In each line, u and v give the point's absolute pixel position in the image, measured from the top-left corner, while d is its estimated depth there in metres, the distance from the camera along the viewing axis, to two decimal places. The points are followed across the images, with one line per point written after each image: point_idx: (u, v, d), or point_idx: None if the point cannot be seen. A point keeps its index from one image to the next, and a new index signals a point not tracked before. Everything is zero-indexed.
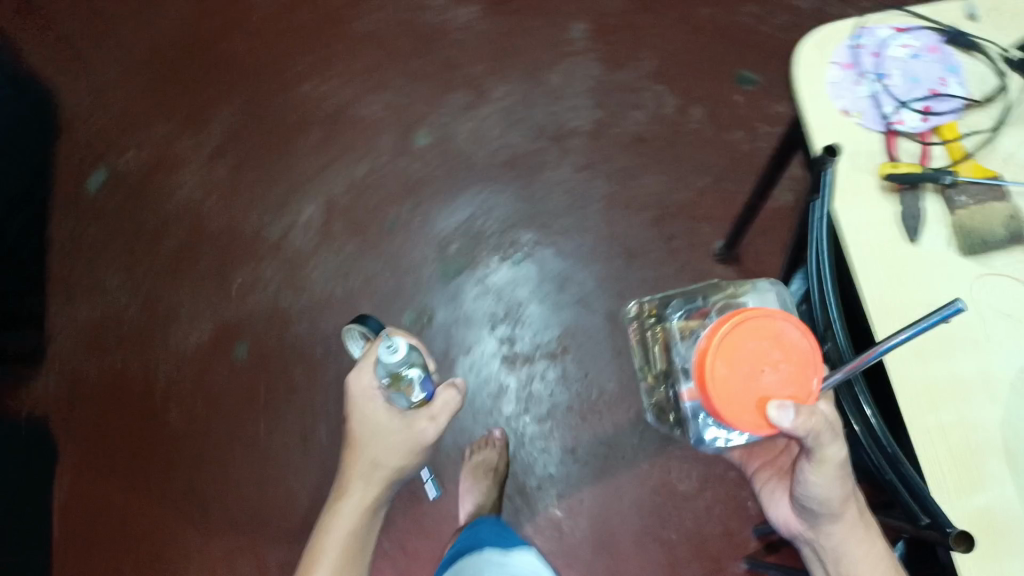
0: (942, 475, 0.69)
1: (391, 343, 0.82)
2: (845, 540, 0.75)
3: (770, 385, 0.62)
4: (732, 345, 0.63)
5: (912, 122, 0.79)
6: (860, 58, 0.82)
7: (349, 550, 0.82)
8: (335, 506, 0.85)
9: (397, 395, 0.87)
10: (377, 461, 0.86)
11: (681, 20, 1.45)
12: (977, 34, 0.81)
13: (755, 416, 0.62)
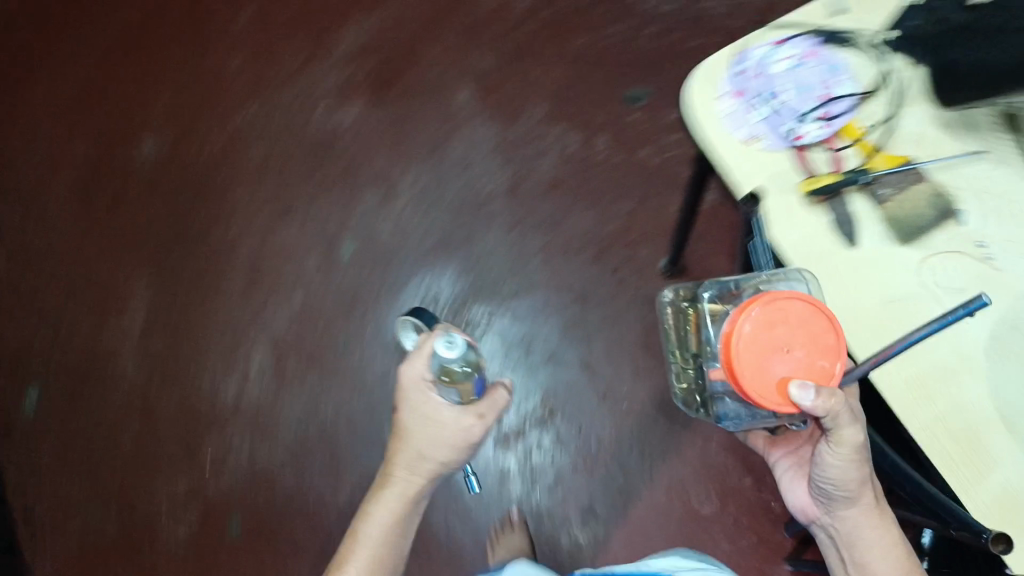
0: (955, 469, 0.70)
1: (450, 338, 0.74)
2: (860, 531, 0.73)
3: (793, 367, 0.64)
4: (758, 325, 0.64)
5: (813, 134, 0.81)
6: (747, 82, 0.83)
7: (377, 550, 0.79)
8: (370, 505, 0.81)
9: (448, 390, 0.79)
10: (421, 456, 0.79)
11: (559, 57, 1.46)
12: (845, 28, 0.84)
13: (777, 396, 0.63)
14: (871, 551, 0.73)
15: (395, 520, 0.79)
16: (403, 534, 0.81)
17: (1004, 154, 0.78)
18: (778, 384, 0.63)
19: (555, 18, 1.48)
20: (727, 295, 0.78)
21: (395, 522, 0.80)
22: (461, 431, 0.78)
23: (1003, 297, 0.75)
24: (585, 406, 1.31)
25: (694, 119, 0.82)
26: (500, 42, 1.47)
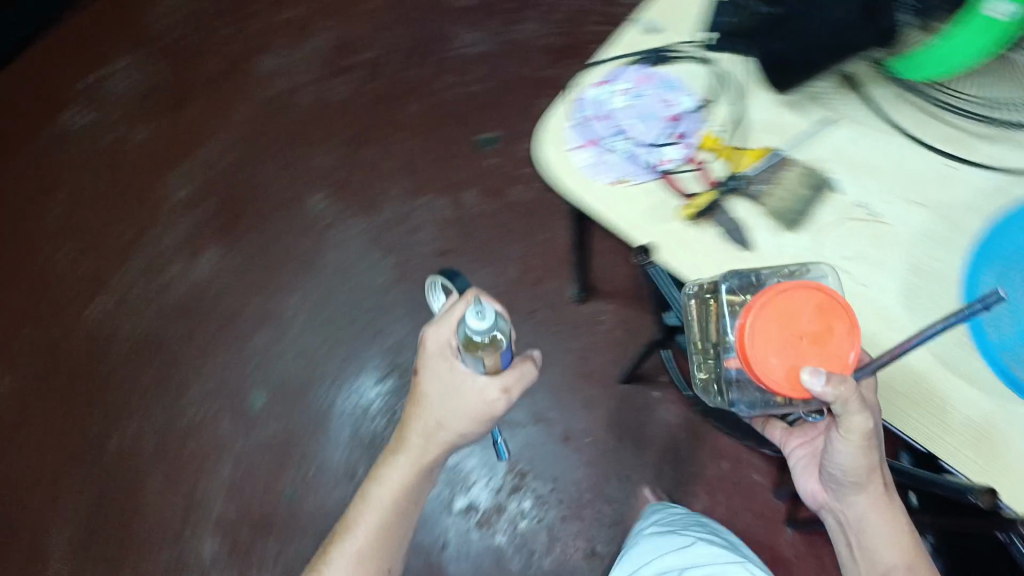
0: (931, 434, 0.71)
1: (479, 309, 0.70)
2: (867, 517, 0.75)
3: (806, 354, 0.64)
4: (768, 315, 0.65)
5: (674, 156, 0.82)
6: (593, 129, 0.83)
7: (381, 519, 0.82)
8: (381, 468, 0.85)
9: (474, 360, 0.78)
10: (440, 428, 0.82)
11: (394, 133, 1.46)
12: (665, 44, 0.85)
13: (787, 380, 0.64)
14: (879, 537, 0.75)
15: (403, 492, 0.83)
16: (407, 520, 0.84)
17: (850, 114, 0.80)
18: (789, 371, 0.64)
19: (377, 98, 1.48)
20: (750, 288, 0.75)
21: (402, 492, 0.83)
22: (477, 405, 0.80)
23: (901, 247, 0.76)
24: (549, 455, 1.29)
25: (559, 180, 0.81)
26: (331, 140, 1.46)
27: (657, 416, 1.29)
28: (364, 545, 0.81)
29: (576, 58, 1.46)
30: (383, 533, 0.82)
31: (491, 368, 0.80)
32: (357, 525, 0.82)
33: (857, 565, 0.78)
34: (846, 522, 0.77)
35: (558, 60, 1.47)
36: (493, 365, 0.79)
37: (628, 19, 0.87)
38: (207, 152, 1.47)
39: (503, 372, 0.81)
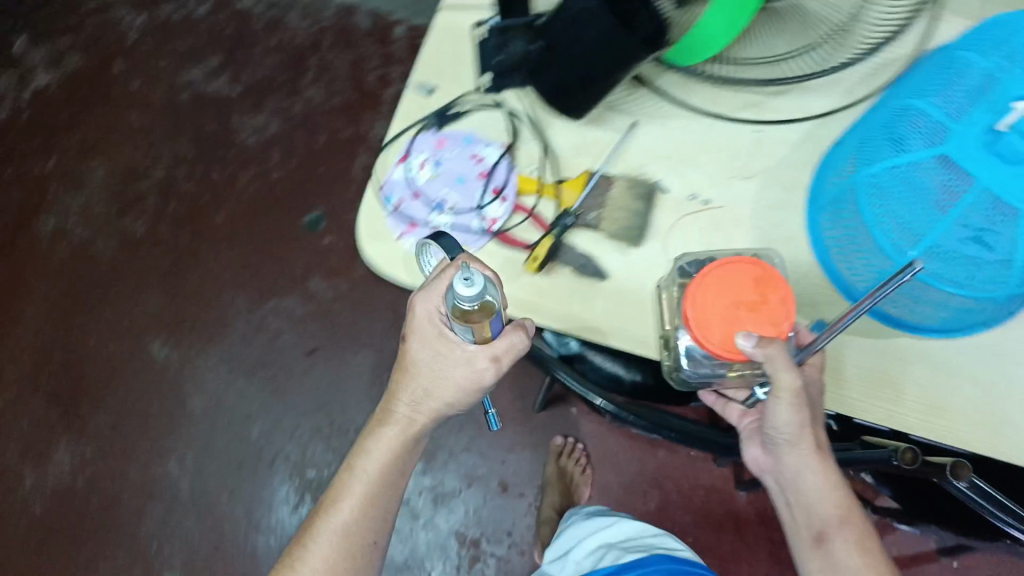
0: (871, 398, 0.71)
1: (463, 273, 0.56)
2: (804, 476, 0.69)
3: (747, 319, 0.64)
4: (715, 285, 0.65)
5: (499, 212, 0.77)
6: (409, 211, 0.77)
7: (365, 492, 0.72)
8: (369, 436, 0.74)
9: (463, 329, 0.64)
10: (428, 397, 0.70)
11: (217, 248, 1.36)
12: (448, 99, 0.80)
13: (723, 341, 0.64)
14: (818, 496, 0.68)
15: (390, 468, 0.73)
16: (393, 495, 0.74)
17: (650, 111, 0.78)
18: (725, 336, 0.64)
19: (184, 219, 1.37)
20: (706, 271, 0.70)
21: (386, 467, 0.73)
22: (471, 372, 0.67)
23: (744, 225, 0.75)
24: (492, 511, 1.25)
25: (394, 277, 0.76)
26: (153, 280, 1.35)
27: (583, 431, 1.27)
28: (347, 523, 0.72)
29: (376, 107, 1.38)
30: (366, 510, 0.72)
31: (482, 338, 0.65)
32: (337, 507, 0.72)
33: (797, 528, 0.71)
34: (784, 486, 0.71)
35: (358, 114, 1.38)
36: (485, 336, 0.65)
37: (407, 84, 0.81)
38: (21, 340, 1.33)
39: (494, 340, 0.66)
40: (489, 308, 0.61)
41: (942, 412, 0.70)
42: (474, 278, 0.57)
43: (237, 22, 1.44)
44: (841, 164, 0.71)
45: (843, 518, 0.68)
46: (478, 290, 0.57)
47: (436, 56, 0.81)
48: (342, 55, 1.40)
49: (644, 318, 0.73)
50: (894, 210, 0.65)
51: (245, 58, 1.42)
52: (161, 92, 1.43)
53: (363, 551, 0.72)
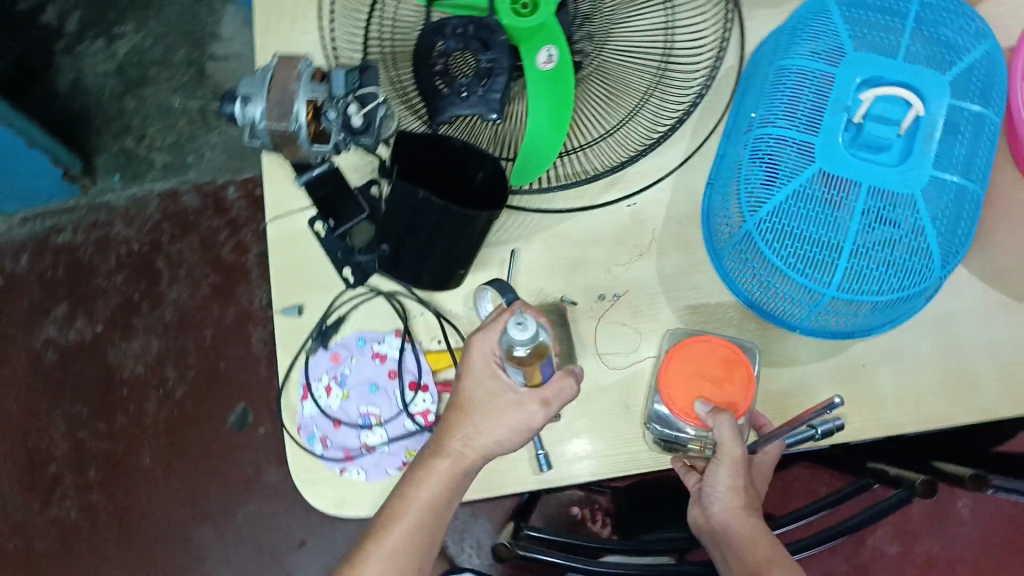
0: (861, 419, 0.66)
1: (520, 319, 0.57)
2: (731, 529, 0.61)
3: (712, 390, 0.63)
4: (695, 349, 0.64)
5: (427, 402, 0.72)
6: (337, 444, 0.71)
7: (417, 516, 0.63)
8: (418, 467, 0.65)
9: (516, 371, 0.62)
10: (478, 434, 0.64)
11: (157, 493, 1.26)
12: (322, 310, 0.74)
13: (682, 403, 0.63)
14: (747, 546, 0.60)
15: (443, 498, 0.63)
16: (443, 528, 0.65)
17: (521, 232, 0.74)
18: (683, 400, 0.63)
19: (110, 479, 1.27)
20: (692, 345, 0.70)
21: (437, 501, 0.64)
22: (519, 415, 0.63)
23: (662, 301, 0.72)
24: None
25: (354, 513, 0.71)
26: (107, 554, 1.25)
27: None
28: (399, 547, 0.63)
29: (246, 279, 1.29)
30: (419, 536, 0.63)
31: (531, 380, 0.63)
32: (389, 527, 0.63)
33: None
34: (717, 543, 0.63)
35: (232, 294, 1.29)
36: (533, 379, 0.63)
37: (273, 310, 0.74)
38: None
39: (541, 384, 0.64)
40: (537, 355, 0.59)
41: (936, 397, 0.66)
42: (529, 322, 0.57)
43: (64, 259, 1.32)
44: (726, 212, 0.68)
45: (774, 562, 0.59)
46: (530, 334, 0.57)
47: (286, 269, 0.74)
48: (187, 242, 1.31)
49: (611, 440, 0.70)
50: (800, 239, 0.63)
51: (90, 291, 1.31)
52: (24, 363, 1.31)
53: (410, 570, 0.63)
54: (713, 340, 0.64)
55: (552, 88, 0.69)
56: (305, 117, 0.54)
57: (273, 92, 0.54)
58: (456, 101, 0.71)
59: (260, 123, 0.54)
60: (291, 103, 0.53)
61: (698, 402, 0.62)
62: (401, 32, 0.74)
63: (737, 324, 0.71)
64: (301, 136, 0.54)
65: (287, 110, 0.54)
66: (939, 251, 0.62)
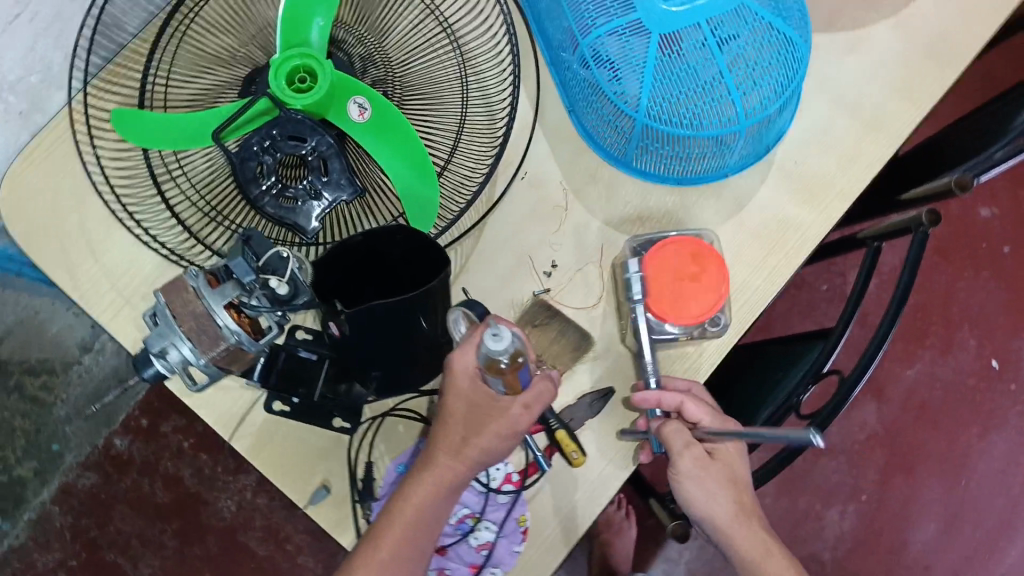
0: (825, 199, 0.71)
1: (495, 330, 0.55)
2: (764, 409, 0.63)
3: (692, 290, 0.60)
4: (682, 251, 0.61)
5: (502, 468, 0.68)
6: (459, 565, 0.68)
7: (432, 510, 0.60)
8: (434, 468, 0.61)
9: (494, 381, 0.59)
10: (491, 416, 0.61)
11: None
12: (343, 472, 0.67)
13: (667, 305, 0.61)
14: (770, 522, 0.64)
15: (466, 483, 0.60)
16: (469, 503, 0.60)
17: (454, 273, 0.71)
18: (664, 301, 0.61)
19: None
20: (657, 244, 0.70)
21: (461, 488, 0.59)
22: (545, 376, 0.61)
23: (604, 228, 0.71)
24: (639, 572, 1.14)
25: None
26: None
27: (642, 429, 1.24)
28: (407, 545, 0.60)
29: (201, 503, 1.17)
30: (415, 541, 0.60)
31: (512, 386, 0.60)
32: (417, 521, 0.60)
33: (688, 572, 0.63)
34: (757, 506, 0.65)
35: (199, 525, 1.16)
36: (510, 384, 0.60)
37: (302, 506, 0.67)
38: None
39: (522, 386, 0.61)
40: (517, 361, 0.57)
41: (870, 140, 0.71)
42: (504, 331, 0.55)
43: None
44: (612, 123, 0.68)
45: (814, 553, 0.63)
46: (506, 342, 0.55)
47: (284, 459, 0.67)
48: (118, 517, 1.16)
49: (669, 367, 0.69)
50: (690, 101, 0.63)
51: None
52: None
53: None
54: (677, 241, 0.61)
55: (384, 134, 0.68)
56: (235, 321, 0.49)
57: (186, 324, 0.49)
58: (312, 206, 0.68)
59: (196, 359, 0.49)
60: (211, 321, 0.48)
61: (683, 303, 0.60)
62: (204, 183, 0.70)
63: (682, 203, 0.72)
64: (245, 340, 0.49)
65: (211, 328, 0.49)
66: (796, 31, 0.65)
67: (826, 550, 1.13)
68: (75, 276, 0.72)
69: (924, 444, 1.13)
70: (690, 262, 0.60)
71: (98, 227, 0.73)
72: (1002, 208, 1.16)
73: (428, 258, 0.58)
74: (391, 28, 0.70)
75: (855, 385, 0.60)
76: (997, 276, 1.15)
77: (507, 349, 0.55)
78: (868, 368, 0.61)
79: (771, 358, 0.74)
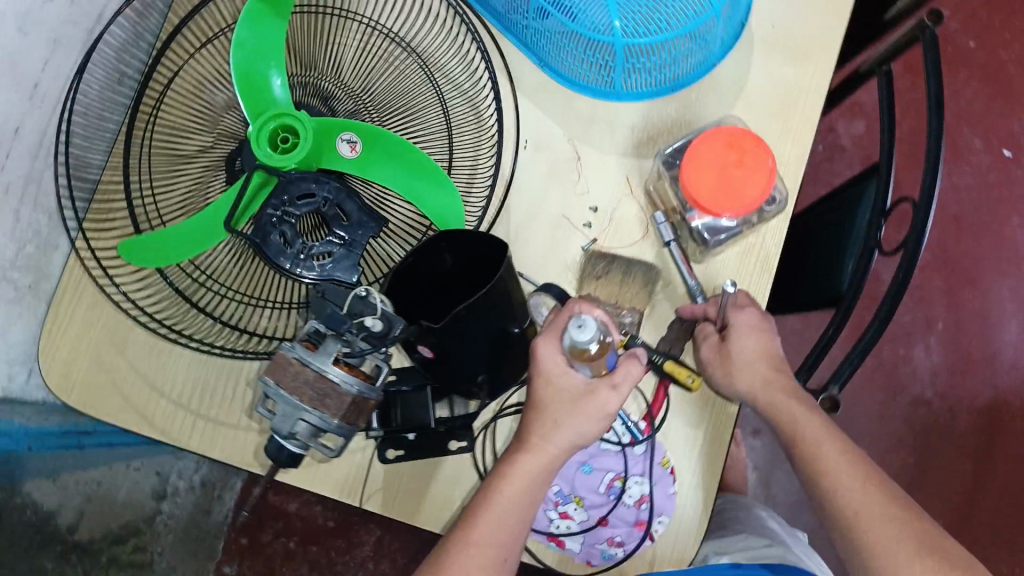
0: (813, 48, 0.71)
1: (580, 321, 0.55)
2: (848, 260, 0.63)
3: (742, 177, 0.60)
4: (721, 143, 0.61)
5: (625, 421, 0.68)
6: (626, 528, 0.67)
7: None
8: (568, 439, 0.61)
9: (582, 367, 0.60)
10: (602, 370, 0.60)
11: None
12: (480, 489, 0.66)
13: (722, 200, 0.60)
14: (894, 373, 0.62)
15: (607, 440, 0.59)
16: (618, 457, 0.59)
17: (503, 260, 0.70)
18: (718, 196, 0.60)
19: None
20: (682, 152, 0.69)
21: None
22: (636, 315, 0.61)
23: (623, 161, 0.71)
24: (763, 484, 1.15)
25: (694, 547, 0.66)
26: None
27: None
28: None
29: None
30: None
31: (597, 371, 0.61)
32: None
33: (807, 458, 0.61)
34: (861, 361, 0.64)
35: None
36: (596, 370, 0.60)
37: None
38: None
39: (608, 371, 0.61)
40: (605, 344, 0.58)
41: None
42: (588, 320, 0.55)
43: None
44: (590, 57, 0.67)
45: None
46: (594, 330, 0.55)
47: (420, 499, 0.66)
48: None
49: (739, 260, 0.68)
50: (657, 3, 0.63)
51: None
52: None
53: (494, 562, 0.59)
54: (709, 135, 0.61)
55: (385, 155, 0.67)
56: (349, 373, 0.49)
57: (306, 395, 0.48)
58: (346, 251, 0.66)
59: (329, 423, 0.49)
60: (328, 381, 0.48)
61: (738, 190, 0.60)
62: (234, 278, 0.69)
63: (685, 106, 0.72)
64: (365, 388, 0.49)
65: (330, 389, 0.48)
66: None
67: (927, 388, 1.13)
68: (149, 418, 0.72)
69: (972, 253, 1.14)
70: (730, 151, 0.60)
71: (152, 360, 0.73)
72: (951, 10, 1.17)
73: (484, 248, 0.57)
74: (341, 60, 0.72)
75: (931, 203, 0.60)
76: (975, 70, 1.16)
77: (594, 336, 0.55)
78: (934, 182, 0.60)
79: (825, 217, 0.74)
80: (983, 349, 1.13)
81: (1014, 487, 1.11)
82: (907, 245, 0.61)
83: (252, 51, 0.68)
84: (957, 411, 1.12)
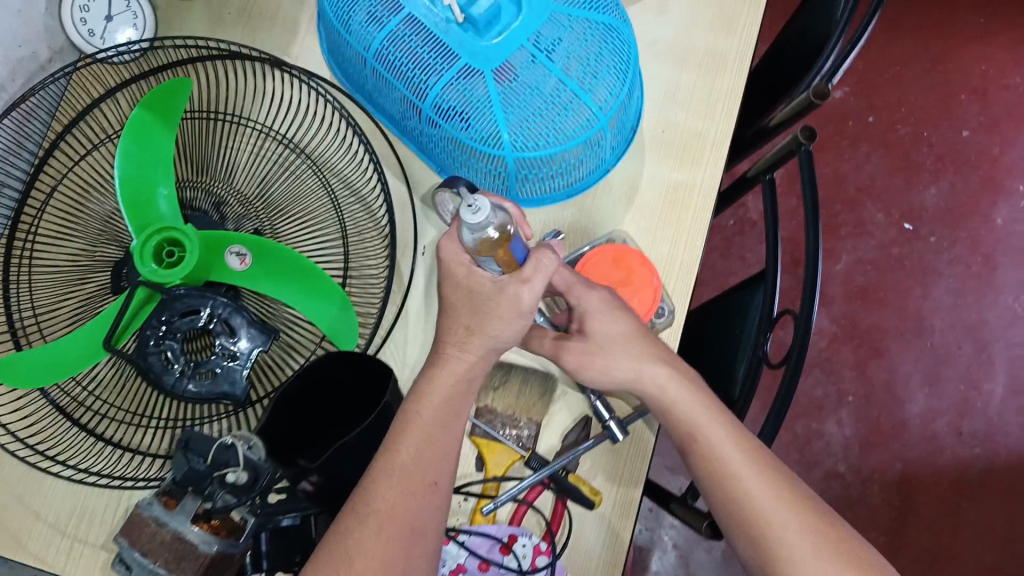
0: (703, 153, 0.73)
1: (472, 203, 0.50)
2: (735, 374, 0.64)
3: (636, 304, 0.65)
4: (605, 257, 0.66)
5: (528, 542, 0.65)
6: None
7: None
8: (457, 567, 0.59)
9: (486, 260, 0.56)
10: None
11: None
12: None
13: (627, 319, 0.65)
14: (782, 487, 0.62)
15: None
16: None
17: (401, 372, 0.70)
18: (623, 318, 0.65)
19: None
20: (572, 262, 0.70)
21: None
22: None
23: None
24: (685, 563, 1.15)
25: None
26: None
27: None
28: None
29: None
30: None
31: (504, 264, 0.56)
32: None
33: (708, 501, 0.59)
34: None
35: None
36: (503, 261, 0.56)
37: None
38: None
39: (517, 264, 0.57)
40: (506, 231, 0.53)
41: (715, 90, 0.74)
42: (481, 204, 0.50)
43: None
44: (481, 166, 0.68)
45: None
46: (488, 213, 0.51)
47: None
48: None
49: None
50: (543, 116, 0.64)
51: None
52: None
53: (424, 484, 0.56)
54: (596, 251, 0.66)
55: (274, 270, 0.66)
56: (206, 531, 0.49)
57: (163, 557, 0.49)
58: (231, 370, 0.63)
59: None
60: (186, 542, 0.49)
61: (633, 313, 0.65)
62: (117, 394, 0.66)
63: (581, 211, 0.73)
64: (225, 544, 0.49)
65: (188, 549, 0.49)
66: (614, 19, 0.66)
67: (840, 461, 1.15)
68: (23, 543, 0.68)
69: (875, 323, 1.18)
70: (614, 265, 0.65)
71: (30, 480, 0.69)
72: (849, 87, 1.23)
73: (370, 372, 0.58)
74: (234, 164, 0.70)
75: (809, 319, 0.61)
76: (874, 145, 1.21)
77: (489, 218, 0.51)
78: (814, 294, 0.61)
79: (721, 317, 0.75)
80: (888, 418, 1.16)
81: (926, 559, 1.13)
82: (790, 359, 0.62)
83: (137, 163, 0.66)
84: (868, 481, 1.14)
